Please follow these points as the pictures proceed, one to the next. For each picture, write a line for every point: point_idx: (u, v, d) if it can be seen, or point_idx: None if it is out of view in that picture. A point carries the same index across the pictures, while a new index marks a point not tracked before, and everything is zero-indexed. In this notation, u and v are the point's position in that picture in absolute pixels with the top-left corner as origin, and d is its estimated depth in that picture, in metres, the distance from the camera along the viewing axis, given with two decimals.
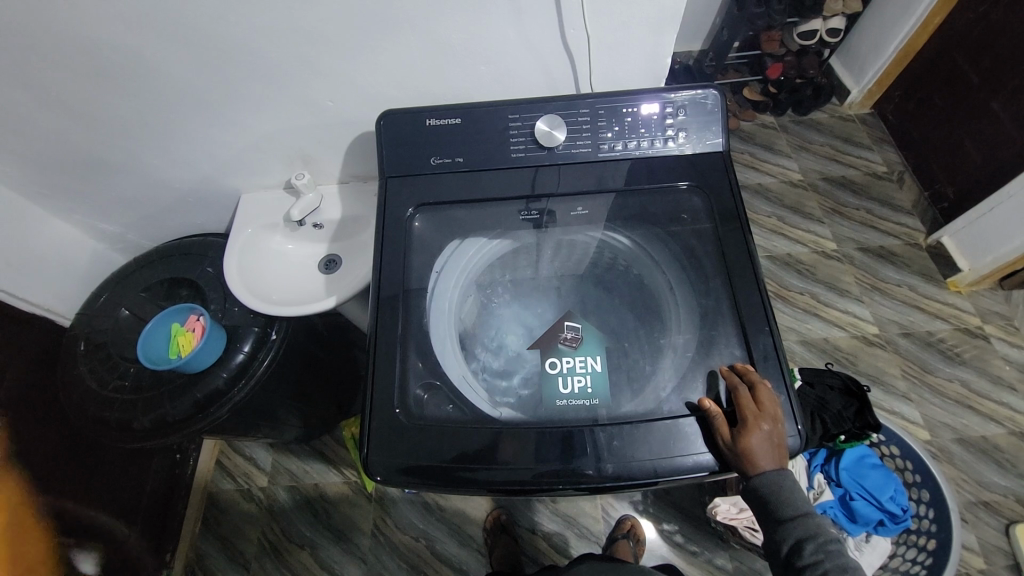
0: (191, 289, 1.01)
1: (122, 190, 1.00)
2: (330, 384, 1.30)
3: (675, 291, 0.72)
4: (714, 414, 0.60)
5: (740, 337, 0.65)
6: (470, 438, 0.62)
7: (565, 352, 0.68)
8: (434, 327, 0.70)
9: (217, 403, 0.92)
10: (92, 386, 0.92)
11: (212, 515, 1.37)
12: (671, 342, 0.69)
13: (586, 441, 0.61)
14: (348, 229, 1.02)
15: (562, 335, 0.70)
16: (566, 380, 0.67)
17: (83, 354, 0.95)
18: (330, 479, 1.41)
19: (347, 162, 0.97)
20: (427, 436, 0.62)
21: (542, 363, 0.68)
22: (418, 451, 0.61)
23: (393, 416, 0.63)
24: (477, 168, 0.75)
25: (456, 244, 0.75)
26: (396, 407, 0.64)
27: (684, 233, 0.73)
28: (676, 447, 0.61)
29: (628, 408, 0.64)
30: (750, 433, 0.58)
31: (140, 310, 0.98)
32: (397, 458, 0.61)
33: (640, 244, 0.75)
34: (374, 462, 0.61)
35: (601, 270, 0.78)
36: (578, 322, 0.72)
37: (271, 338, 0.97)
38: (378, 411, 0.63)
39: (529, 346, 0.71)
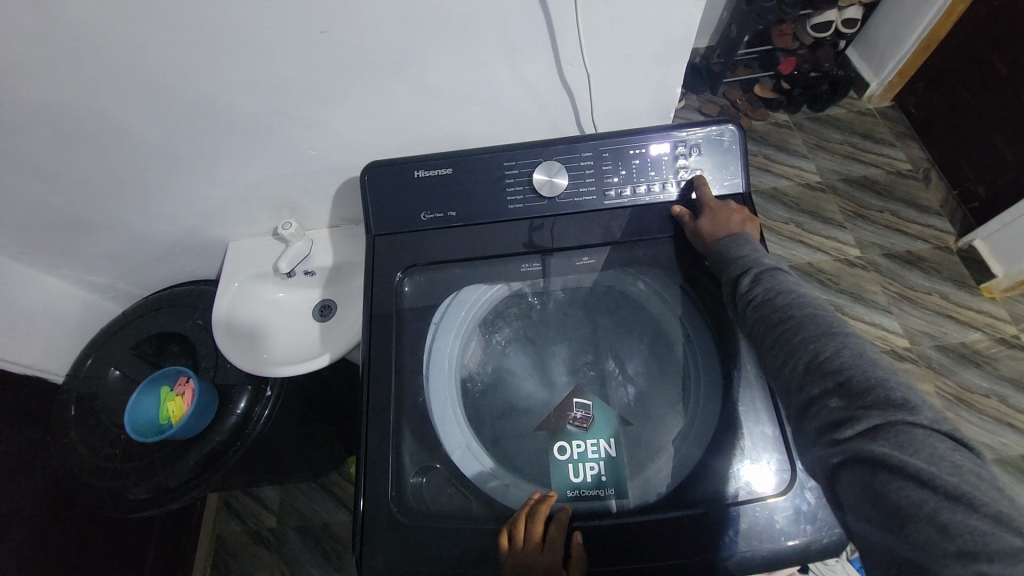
0: (183, 344, 0.97)
1: (105, 244, 0.95)
2: (335, 424, 1.26)
3: (696, 350, 0.64)
4: (683, 213, 0.65)
5: (771, 409, 0.58)
6: (474, 537, 0.57)
7: (575, 435, 0.62)
8: (433, 393, 0.63)
9: (212, 467, 0.87)
10: (84, 453, 0.89)
11: (222, 560, 1.34)
12: (692, 409, 0.62)
13: (602, 541, 0.56)
14: (343, 274, 0.97)
15: (571, 413, 0.64)
16: (578, 463, 0.61)
17: (73, 418, 0.91)
18: (339, 518, 1.37)
19: (336, 205, 0.91)
20: (429, 535, 0.57)
21: (550, 448, 0.62)
22: (418, 553, 0.56)
23: (389, 512, 0.58)
24: (472, 223, 0.69)
25: (451, 298, 0.68)
26: (392, 500, 0.58)
27: (705, 286, 0.66)
28: (705, 544, 0.55)
29: (645, 499, 0.58)
30: (717, 215, 0.63)
31: (131, 369, 0.94)
32: (395, 561, 0.56)
33: (656, 293, 0.68)
34: (371, 563, 0.56)
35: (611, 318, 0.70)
36: (589, 399, 0.65)
37: (267, 394, 0.92)
38: (375, 506, 0.58)
39: (537, 426, 0.64)
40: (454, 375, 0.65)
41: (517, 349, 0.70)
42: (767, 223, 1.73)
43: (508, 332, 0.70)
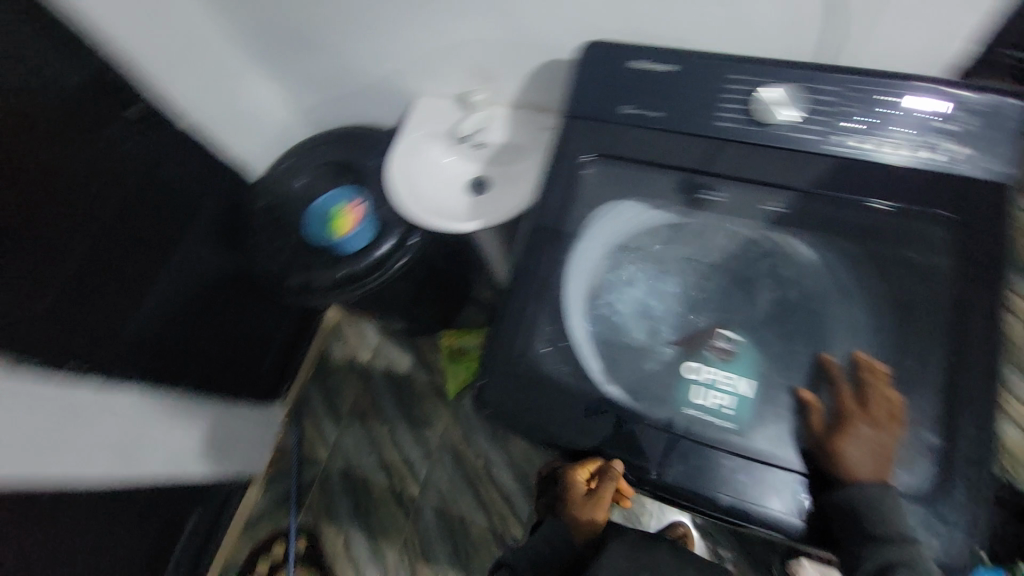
0: (354, 177, 1.08)
1: (319, 69, 1.07)
2: (446, 297, 1.40)
3: (856, 334, 0.59)
4: (810, 408, 0.58)
5: (937, 421, 0.54)
6: (580, 407, 0.62)
7: (711, 362, 0.61)
8: (568, 284, 0.66)
9: (354, 285, 1.01)
10: (266, 237, 1.07)
11: (322, 370, 1.59)
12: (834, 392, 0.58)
13: (696, 457, 0.59)
14: (507, 158, 1.00)
15: (711, 342, 0.62)
16: (703, 389, 0.60)
17: (262, 208, 1.09)
18: (418, 376, 1.55)
19: (524, 88, 0.94)
20: (542, 394, 0.63)
21: (679, 365, 0.63)
22: (527, 402, 0.63)
23: (512, 365, 0.64)
24: (672, 129, 0.66)
25: (614, 205, 0.68)
26: (516, 357, 0.64)
27: (903, 274, 0.59)
28: (800, 505, 0.56)
29: (757, 446, 0.58)
30: (846, 424, 0.56)
31: (312, 184, 1.09)
32: (506, 400, 0.63)
33: (835, 273, 0.62)
34: (485, 396, 0.64)
35: (783, 280, 0.63)
36: (734, 334, 0.62)
37: (409, 243, 1.03)
38: (503, 353, 0.65)
39: (668, 344, 0.64)
40: (587, 276, 0.67)
41: (650, 279, 0.68)
42: None
43: (647, 259, 0.69)
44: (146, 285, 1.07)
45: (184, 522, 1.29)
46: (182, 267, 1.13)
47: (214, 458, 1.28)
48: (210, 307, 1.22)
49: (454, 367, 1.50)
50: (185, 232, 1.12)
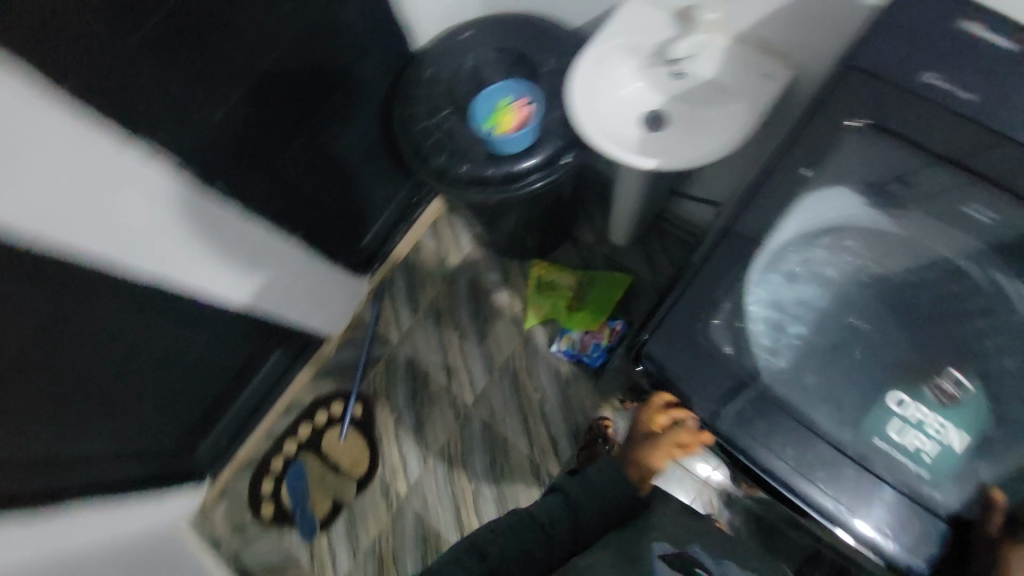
0: (527, 73, 0.99)
1: None
2: (552, 225, 1.38)
3: None
4: (995, 502, 0.50)
5: None
6: (746, 396, 0.57)
7: (928, 402, 0.54)
8: (761, 259, 0.59)
9: (496, 188, 0.95)
10: (419, 109, 1.01)
11: (412, 260, 1.60)
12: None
13: (869, 498, 0.52)
14: (702, 101, 0.87)
15: (940, 384, 0.55)
16: (907, 426, 0.54)
17: (422, 78, 1.02)
18: (500, 296, 1.54)
19: (767, 24, 0.79)
20: (708, 368, 0.58)
21: (884, 394, 0.56)
22: (690, 371, 0.58)
23: (686, 322, 0.59)
24: (977, 120, 0.57)
25: (835, 192, 0.61)
26: (693, 317, 0.59)
27: None
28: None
29: (946, 508, 0.51)
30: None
31: (480, 67, 1.01)
32: (668, 359, 0.59)
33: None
34: (646, 348, 0.60)
35: (978, 331, 0.56)
36: (960, 377, 0.55)
37: (560, 162, 0.95)
38: (679, 310, 0.59)
39: (867, 361, 0.58)
40: (772, 253, 0.60)
41: (824, 278, 0.61)
42: None
43: (829, 253, 0.62)
44: (290, 120, 1.05)
45: (265, 355, 1.41)
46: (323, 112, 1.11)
47: (305, 308, 1.33)
48: (337, 163, 1.20)
49: (538, 298, 1.48)
50: (334, 78, 1.09)
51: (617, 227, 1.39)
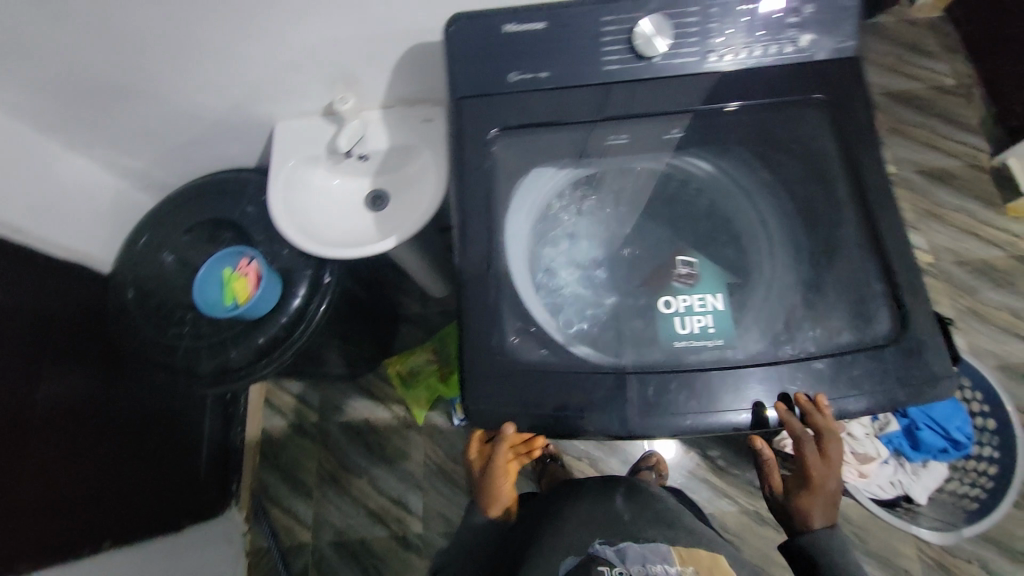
0: (234, 231, 0.93)
1: (144, 120, 0.89)
2: (374, 325, 1.31)
3: (769, 225, 0.66)
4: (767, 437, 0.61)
5: (879, 269, 0.62)
6: (582, 385, 0.60)
7: (681, 290, 0.64)
8: (514, 266, 0.64)
9: (279, 348, 0.88)
10: (149, 333, 0.89)
11: (269, 449, 1.40)
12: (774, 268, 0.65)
13: (708, 390, 0.59)
14: (398, 162, 0.92)
15: (676, 271, 0.66)
16: (683, 316, 0.63)
17: (131, 302, 0.90)
18: (379, 415, 1.43)
19: (395, 82, 0.86)
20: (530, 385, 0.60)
21: (654, 303, 0.65)
22: (527, 400, 0.60)
23: (492, 364, 0.61)
24: (563, 87, 0.65)
25: (529, 181, 0.67)
26: (493, 355, 0.61)
27: (791, 164, 0.66)
28: None
29: (752, 350, 0.61)
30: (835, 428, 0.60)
31: (183, 254, 0.92)
32: (502, 405, 0.60)
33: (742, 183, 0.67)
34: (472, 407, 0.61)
35: (691, 192, 0.69)
36: (692, 258, 0.66)
37: (324, 282, 0.91)
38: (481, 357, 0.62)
39: (637, 286, 0.66)
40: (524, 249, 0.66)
41: (573, 237, 0.70)
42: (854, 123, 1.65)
43: (565, 217, 0.70)
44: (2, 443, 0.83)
45: None
46: (37, 403, 0.90)
47: None
48: (96, 435, 1.00)
49: (412, 392, 1.40)
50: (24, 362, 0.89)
51: (429, 284, 1.38)
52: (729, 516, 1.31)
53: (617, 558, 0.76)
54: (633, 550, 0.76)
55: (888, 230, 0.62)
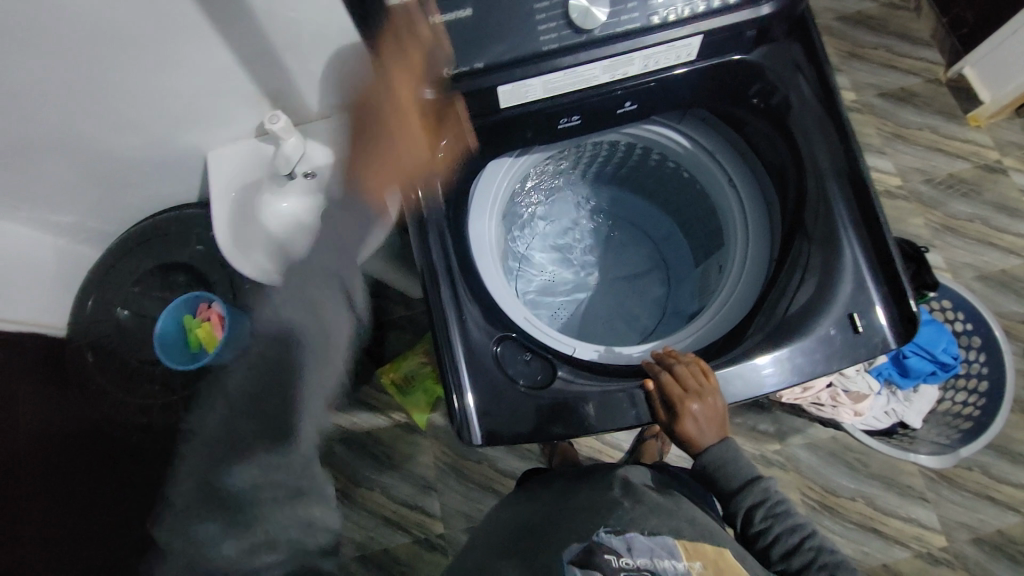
0: (188, 273, 0.88)
1: (64, 170, 0.84)
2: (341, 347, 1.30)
3: (741, 194, 0.73)
4: None
5: (854, 219, 0.61)
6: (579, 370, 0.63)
7: None
8: (481, 251, 0.71)
9: None
10: (118, 394, 0.85)
11: None
12: (741, 228, 0.73)
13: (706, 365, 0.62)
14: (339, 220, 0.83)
15: None
16: None
17: (94, 365, 0.86)
18: (379, 425, 1.44)
19: (322, 89, 0.82)
20: (528, 388, 0.61)
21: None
22: (530, 389, 0.61)
23: (488, 369, 0.60)
24: (505, 71, 0.59)
25: (486, 170, 0.75)
26: (490, 356, 0.61)
27: (740, 114, 0.70)
28: (827, 337, 0.60)
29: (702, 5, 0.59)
30: (676, 407, 0.59)
31: (138, 306, 0.87)
32: (506, 411, 0.60)
33: (701, 146, 0.74)
34: (475, 424, 0.59)
35: None
36: None
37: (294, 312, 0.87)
38: (471, 370, 0.60)
39: None
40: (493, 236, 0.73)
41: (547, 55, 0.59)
42: (849, 42, 1.60)
43: (538, 84, 0.61)
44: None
45: None
46: (23, 480, 0.83)
47: None
48: (93, 508, 0.94)
49: (409, 397, 1.40)
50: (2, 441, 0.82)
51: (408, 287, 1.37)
52: None
53: (625, 547, 0.61)
54: (640, 541, 0.62)
55: (828, 165, 0.63)
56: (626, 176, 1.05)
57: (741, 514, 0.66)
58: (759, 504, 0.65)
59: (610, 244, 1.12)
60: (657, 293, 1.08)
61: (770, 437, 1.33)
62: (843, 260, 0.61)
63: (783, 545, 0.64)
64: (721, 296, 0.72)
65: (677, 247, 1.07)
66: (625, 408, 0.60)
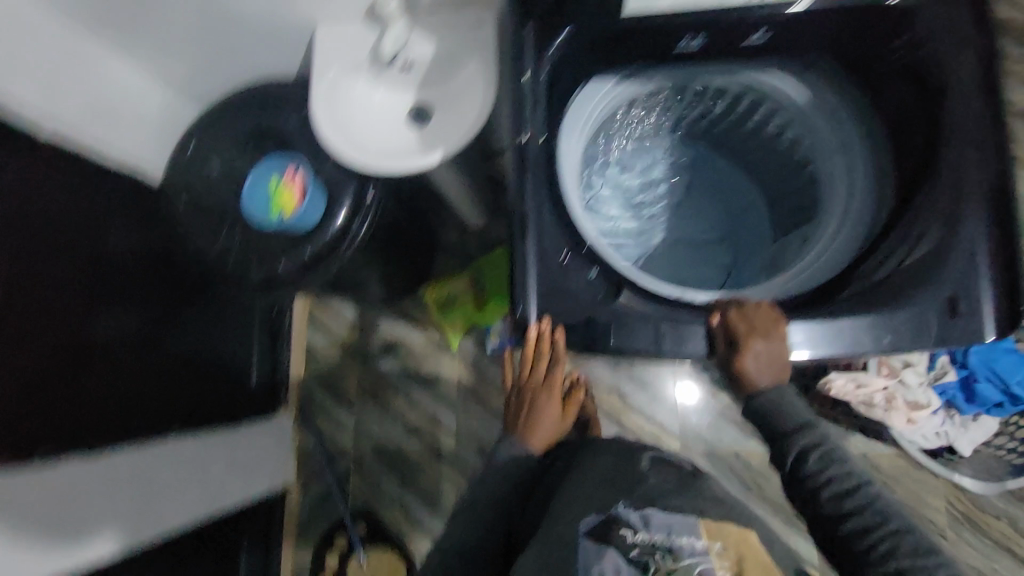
0: (279, 142, 0.92)
1: (186, 18, 0.88)
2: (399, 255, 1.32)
3: (852, 157, 0.77)
4: None
5: (978, 194, 0.64)
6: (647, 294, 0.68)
7: None
8: (565, 163, 0.72)
9: (326, 260, 0.89)
10: (202, 240, 0.91)
11: (314, 364, 1.51)
12: (843, 199, 0.77)
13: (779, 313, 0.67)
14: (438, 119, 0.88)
15: None
16: None
17: (183, 210, 0.92)
18: (415, 338, 1.50)
19: None
20: (594, 298, 0.66)
21: None
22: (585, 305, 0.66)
23: (553, 271, 0.66)
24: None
25: (588, 83, 0.75)
26: (558, 262, 0.66)
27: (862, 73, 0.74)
28: (908, 313, 0.63)
29: None
30: (744, 345, 0.63)
31: (230, 164, 0.92)
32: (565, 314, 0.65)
33: (816, 101, 0.77)
34: (534, 314, 0.65)
35: None
36: None
37: (368, 199, 0.90)
38: (540, 266, 0.66)
39: None
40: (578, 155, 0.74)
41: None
42: None
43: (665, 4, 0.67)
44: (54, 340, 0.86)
45: (238, 551, 1.27)
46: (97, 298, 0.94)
47: (240, 485, 1.18)
48: (150, 338, 1.04)
49: (447, 316, 1.45)
50: (79, 262, 0.91)
51: (465, 211, 1.40)
52: (755, 455, 1.32)
53: (641, 523, 0.69)
54: (659, 518, 0.69)
55: None
56: (718, 136, 1.00)
57: (793, 454, 0.67)
58: (814, 445, 0.67)
59: (682, 205, 1.07)
60: (719, 264, 1.03)
61: None
62: (961, 238, 0.64)
63: (837, 487, 0.65)
64: (813, 256, 0.77)
65: (752, 224, 1.02)
66: (687, 338, 0.65)
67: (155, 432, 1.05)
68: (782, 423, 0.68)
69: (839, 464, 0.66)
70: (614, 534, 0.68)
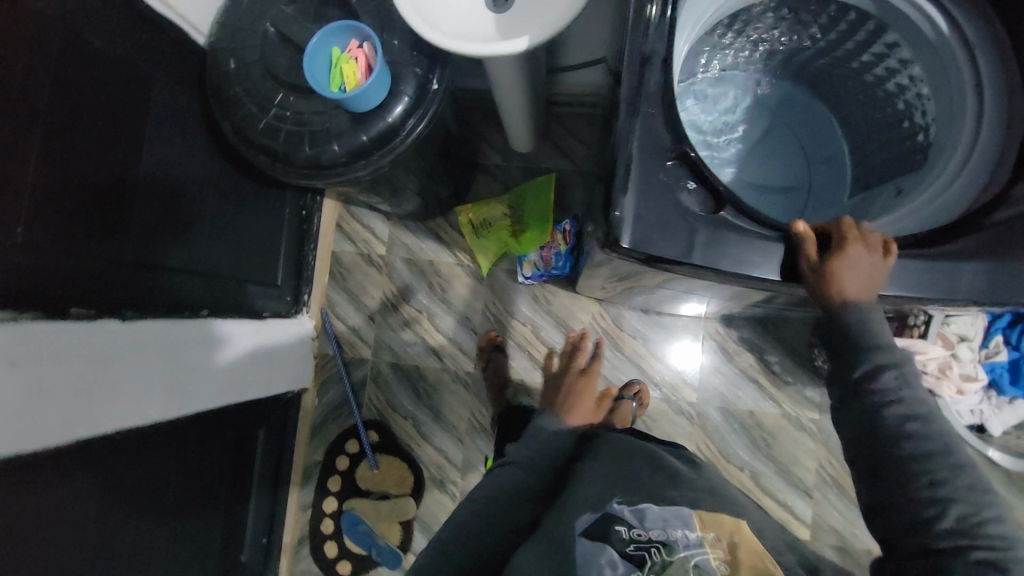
0: (343, 11, 0.84)
1: None
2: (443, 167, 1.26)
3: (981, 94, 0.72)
4: None
5: None
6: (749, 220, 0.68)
7: None
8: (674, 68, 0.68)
9: (381, 152, 0.84)
10: (252, 109, 0.84)
11: (339, 271, 1.48)
12: (971, 135, 0.73)
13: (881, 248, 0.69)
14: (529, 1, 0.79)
15: None
16: None
17: (230, 73, 0.84)
18: (444, 259, 1.46)
19: None
20: (693, 213, 0.65)
21: None
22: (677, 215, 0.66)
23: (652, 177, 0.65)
24: None
25: None
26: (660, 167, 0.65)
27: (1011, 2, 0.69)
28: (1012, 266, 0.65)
29: None
30: (846, 250, 0.65)
31: (285, 27, 0.84)
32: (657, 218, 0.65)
33: (959, 29, 0.72)
34: (628, 226, 0.63)
35: None
36: None
37: (432, 89, 0.83)
38: (641, 180, 0.64)
39: None
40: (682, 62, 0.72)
41: None
42: None
43: None
44: (88, 189, 0.84)
45: (255, 441, 1.29)
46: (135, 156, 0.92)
47: (262, 373, 1.20)
48: (183, 210, 1.04)
49: (481, 242, 1.39)
50: (122, 114, 0.89)
51: (515, 133, 1.32)
52: (770, 417, 1.34)
53: (636, 518, 0.75)
54: (653, 514, 0.76)
55: None
56: (815, 72, 0.93)
57: (863, 369, 0.69)
58: (888, 366, 0.68)
59: (763, 144, 0.99)
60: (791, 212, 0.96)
61: (812, 404, 1.32)
62: None
63: (900, 410, 0.67)
64: (912, 200, 0.76)
65: (831, 171, 0.96)
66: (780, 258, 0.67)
67: (187, 307, 1.05)
68: (861, 341, 0.69)
69: (909, 389, 0.67)
70: (613, 532, 0.73)
